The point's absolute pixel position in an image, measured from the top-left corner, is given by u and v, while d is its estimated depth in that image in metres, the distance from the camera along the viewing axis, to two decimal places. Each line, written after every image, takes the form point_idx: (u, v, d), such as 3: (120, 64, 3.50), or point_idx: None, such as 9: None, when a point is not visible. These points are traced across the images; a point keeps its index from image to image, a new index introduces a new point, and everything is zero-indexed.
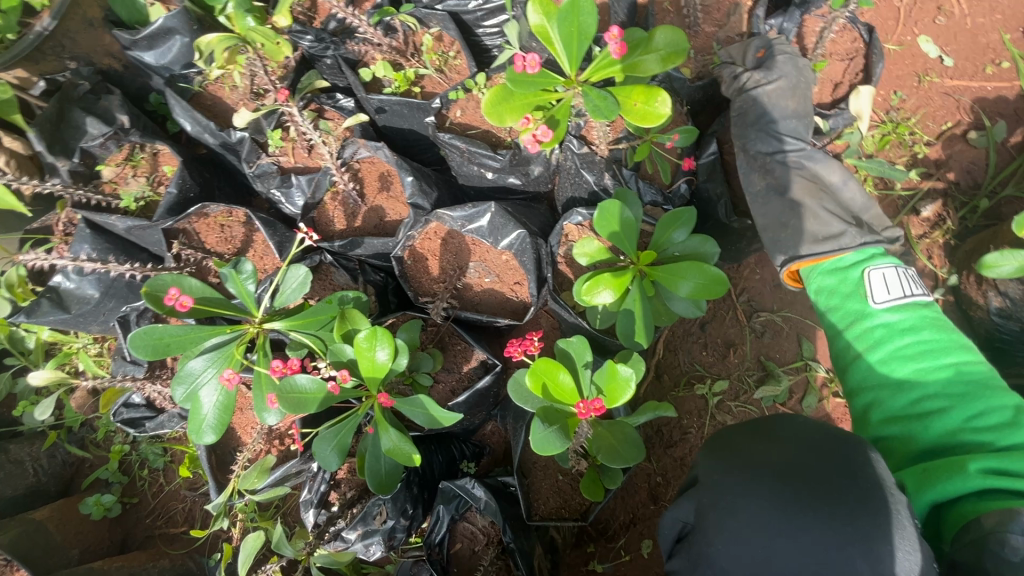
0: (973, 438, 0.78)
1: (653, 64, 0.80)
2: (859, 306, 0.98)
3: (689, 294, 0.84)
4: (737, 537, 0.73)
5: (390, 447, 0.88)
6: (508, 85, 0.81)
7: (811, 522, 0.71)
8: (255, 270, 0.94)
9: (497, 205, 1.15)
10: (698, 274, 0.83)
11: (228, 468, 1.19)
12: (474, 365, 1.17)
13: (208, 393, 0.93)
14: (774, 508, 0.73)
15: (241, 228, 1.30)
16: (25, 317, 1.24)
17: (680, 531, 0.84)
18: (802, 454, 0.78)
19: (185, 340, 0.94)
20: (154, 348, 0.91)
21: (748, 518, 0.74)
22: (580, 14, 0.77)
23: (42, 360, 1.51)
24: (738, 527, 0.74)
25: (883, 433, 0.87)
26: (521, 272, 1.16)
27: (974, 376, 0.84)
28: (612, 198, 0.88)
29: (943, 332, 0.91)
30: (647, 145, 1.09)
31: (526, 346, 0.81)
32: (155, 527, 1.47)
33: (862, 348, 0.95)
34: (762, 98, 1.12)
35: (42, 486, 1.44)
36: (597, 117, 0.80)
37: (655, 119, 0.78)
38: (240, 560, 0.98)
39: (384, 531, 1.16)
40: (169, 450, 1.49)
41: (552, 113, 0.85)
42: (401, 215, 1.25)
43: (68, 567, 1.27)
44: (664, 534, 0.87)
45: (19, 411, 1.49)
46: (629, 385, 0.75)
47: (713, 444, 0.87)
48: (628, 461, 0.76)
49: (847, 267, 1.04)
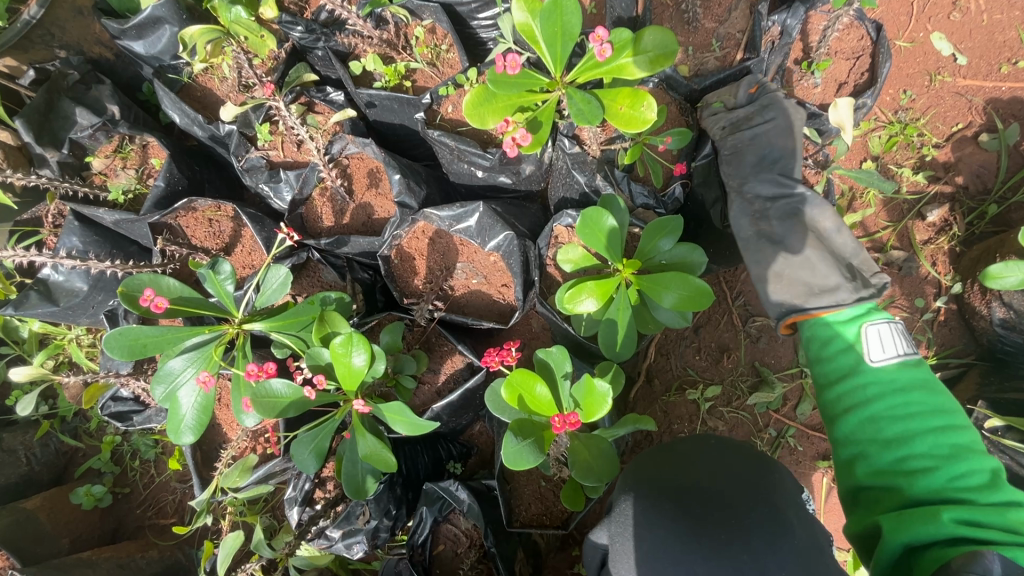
0: (956, 498, 0.75)
1: (641, 67, 0.77)
2: (853, 362, 0.91)
3: (673, 305, 0.82)
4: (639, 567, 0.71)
5: (367, 453, 0.87)
6: (490, 87, 0.79)
7: (708, 548, 0.67)
8: (233, 271, 0.93)
9: (486, 206, 1.13)
10: (683, 285, 0.81)
11: (213, 464, 1.19)
12: (459, 367, 1.15)
13: (187, 393, 0.93)
14: (675, 532, 0.70)
15: (229, 223, 1.28)
16: (13, 309, 1.24)
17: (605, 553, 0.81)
18: (711, 480, 0.77)
19: (163, 341, 0.93)
20: (130, 349, 0.90)
21: (649, 547, 0.71)
22: (564, 13, 0.74)
23: (36, 350, 1.52)
24: (640, 555, 0.72)
25: (862, 485, 0.83)
26: (509, 274, 1.14)
27: (958, 438, 0.80)
28: (597, 205, 0.85)
29: (932, 394, 0.85)
30: (639, 147, 1.05)
31: (504, 356, 0.79)
32: (146, 517, 1.49)
33: (852, 403, 0.88)
34: (772, 122, 1.06)
35: (35, 474, 1.45)
36: (581, 121, 0.77)
37: (640, 124, 0.75)
38: (219, 559, 0.97)
39: (367, 530, 1.16)
40: (160, 441, 1.50)
41: (535, 115, 0.82)
42: (390, 213, 1.23)
43: (59, 556, 1.29)
44: (591, 560, 0.86)
45: (13, 400, 1.50)
46: (607, 401, 0.73)
47: (631, 473, 0.87)
48: (603, 477, 0.74)
49: (843, 324, 0.94)
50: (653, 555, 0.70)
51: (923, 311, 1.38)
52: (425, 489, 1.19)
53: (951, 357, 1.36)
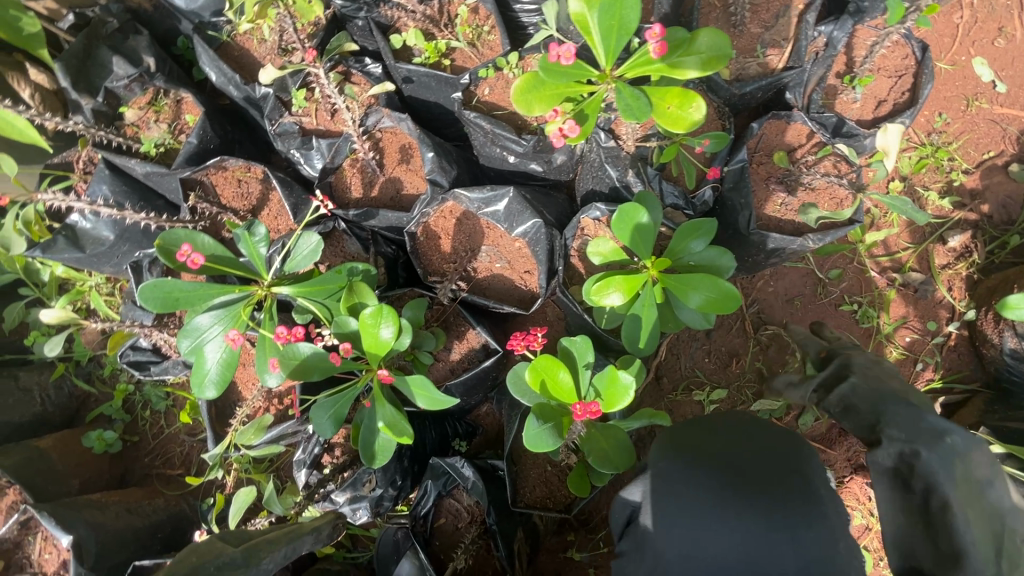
0: None
1: (690, 71, 0.77)
2: None
3: (699, 306, 0.83)
4: (671, 521, 0.74)
5: (385, 421, 0.89)
6: (540, 74, 0.79)
7: (745, 509, 0.71)
8: (268, 233, 0.94)
9: (516, 191, 1.14)
10: (711, 287, 0.82)
11: (227, 421, 1.21)
12: (473, 348, 1.17)
13: (214, 349, 0.95)
14: (710, 494, 0.74)
15: (258, 186, 1.29)
16: (41, 251, 1.26)
17: (630, 516, 0.83)
18: (741, 447, 0.81)
19: (194, 296, 0.93)
20: (163, 302, 0.91)
21: (684, 503, 0.74)
22: (623, 8, 0.74)
23: (56, 294, 1.54)
24: (673, 510, 0.75)
25: None
26: (532, 262, 1.15)
27: None
28: (633, 201, 0.86)
29: None
30: (675, 147, 1.06)
31: (529, 341, 0.81)
32: (154, 466, 1.52)
33: None
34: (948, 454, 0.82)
35: (48, 415, 1.48)
36: (628, 117, 0.78)
37: (686, 125, 0.76)
38: (231, 513, 1.00)
39: (371, 498, 1.20)
40: (171, 394, 1.52)
41: (582, 106, 0.83)
42: (419, 190, 1.24)
43: (69, 495, 1.32)
44: (615, 518, 0.86)
45: (31, 341, 1.53)
46: (628, 393, 0.75)
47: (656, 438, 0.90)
48: (618, 466, 0.76)
49: None
50: (682, 509, 0.74)
51: (934, 335, 1.40)
52: (430, 463, 1.22)
53: (956, 382, 1.38)
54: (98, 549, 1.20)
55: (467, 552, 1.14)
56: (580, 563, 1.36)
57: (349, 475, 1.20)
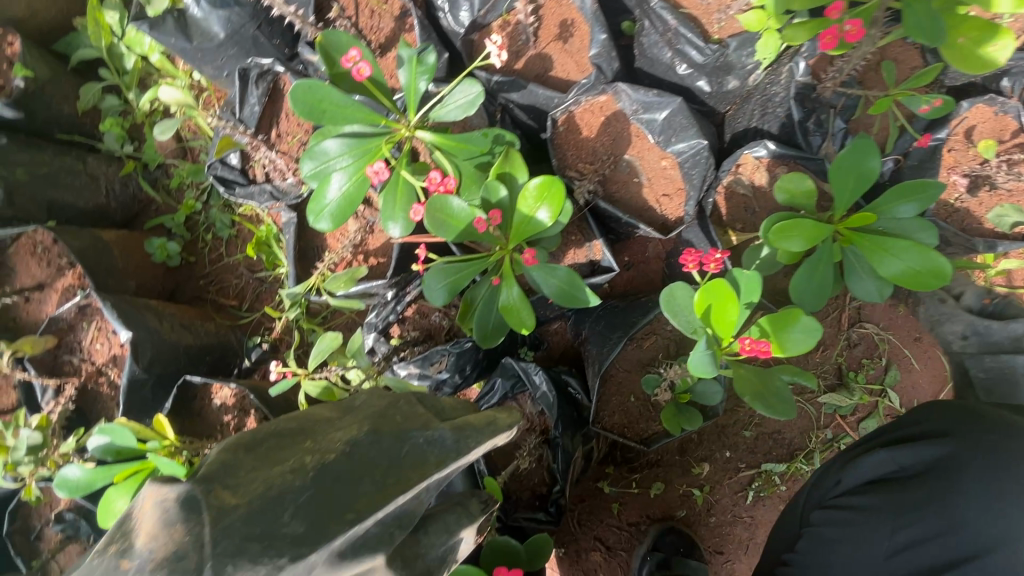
0: None
1: (1002, 7, 0.81)
2: None
3: (893, 275, 0.77)
4: (977, 504, 0.76)
5: (508, 304, 0.84)
6: None
7: None
8: (434, 68, 0.84)
9: (683, 103, 1.02)
10: (918, 260, 0.75)
11: (308, 264, 1.16)
12: (581, 260, 1.10)
13: (341, 181, 0.86)
14: None
15: (392, 23, 1.15)
16: (148, 29, 1.15)
17: (880, 475, 0.87)
18: None
19: (339, 113, 0.84)
20: (308, 108, 0.82)
21: (998, 487, 0.75)
22: None
23: (136, 86, 1.43)
24: (985, 493, 0.75)
25: None
26: (679, 184, 1.05)
27: None
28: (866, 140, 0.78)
29: None
30: (890, 101, 0.95)
31: (704, 261, 0.74)
32: (206, 291, 1.47)
33: None
34: None
35: (110, 210, 1.42)
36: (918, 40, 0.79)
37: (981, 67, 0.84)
38: (314, 352, 1.01)
39: (435, 379, 1.15)
40: (236, 224, 1.45)
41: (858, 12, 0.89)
42: (569, 76, 1.10)
43: (125, 295, 1.29)
44: (860, 471, 0.89)
45: (102, 128, 1.43)
46: (807, 345, 0.69)
47: (946, 406, 0.87)
48: (775, 413, 0.71)
49: None
50: (995, 493, 0.75)
51: None
52: (500, 362, 1.17)
53: None
54: (153, 353, 1.18)
55: (524, 458, 1.11)
56: (608, 495, 1.41)
57: (420, 351, 1.16)
